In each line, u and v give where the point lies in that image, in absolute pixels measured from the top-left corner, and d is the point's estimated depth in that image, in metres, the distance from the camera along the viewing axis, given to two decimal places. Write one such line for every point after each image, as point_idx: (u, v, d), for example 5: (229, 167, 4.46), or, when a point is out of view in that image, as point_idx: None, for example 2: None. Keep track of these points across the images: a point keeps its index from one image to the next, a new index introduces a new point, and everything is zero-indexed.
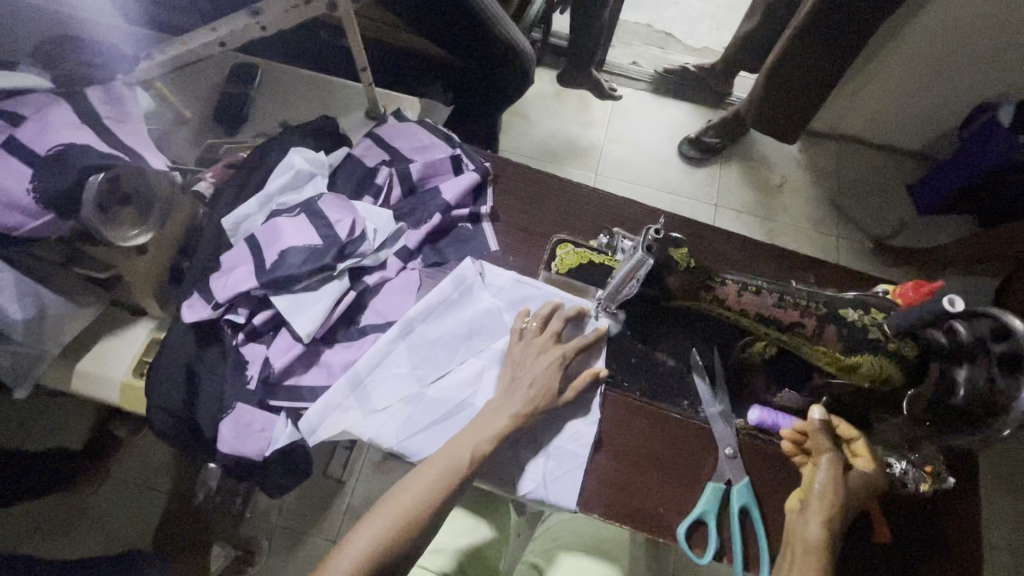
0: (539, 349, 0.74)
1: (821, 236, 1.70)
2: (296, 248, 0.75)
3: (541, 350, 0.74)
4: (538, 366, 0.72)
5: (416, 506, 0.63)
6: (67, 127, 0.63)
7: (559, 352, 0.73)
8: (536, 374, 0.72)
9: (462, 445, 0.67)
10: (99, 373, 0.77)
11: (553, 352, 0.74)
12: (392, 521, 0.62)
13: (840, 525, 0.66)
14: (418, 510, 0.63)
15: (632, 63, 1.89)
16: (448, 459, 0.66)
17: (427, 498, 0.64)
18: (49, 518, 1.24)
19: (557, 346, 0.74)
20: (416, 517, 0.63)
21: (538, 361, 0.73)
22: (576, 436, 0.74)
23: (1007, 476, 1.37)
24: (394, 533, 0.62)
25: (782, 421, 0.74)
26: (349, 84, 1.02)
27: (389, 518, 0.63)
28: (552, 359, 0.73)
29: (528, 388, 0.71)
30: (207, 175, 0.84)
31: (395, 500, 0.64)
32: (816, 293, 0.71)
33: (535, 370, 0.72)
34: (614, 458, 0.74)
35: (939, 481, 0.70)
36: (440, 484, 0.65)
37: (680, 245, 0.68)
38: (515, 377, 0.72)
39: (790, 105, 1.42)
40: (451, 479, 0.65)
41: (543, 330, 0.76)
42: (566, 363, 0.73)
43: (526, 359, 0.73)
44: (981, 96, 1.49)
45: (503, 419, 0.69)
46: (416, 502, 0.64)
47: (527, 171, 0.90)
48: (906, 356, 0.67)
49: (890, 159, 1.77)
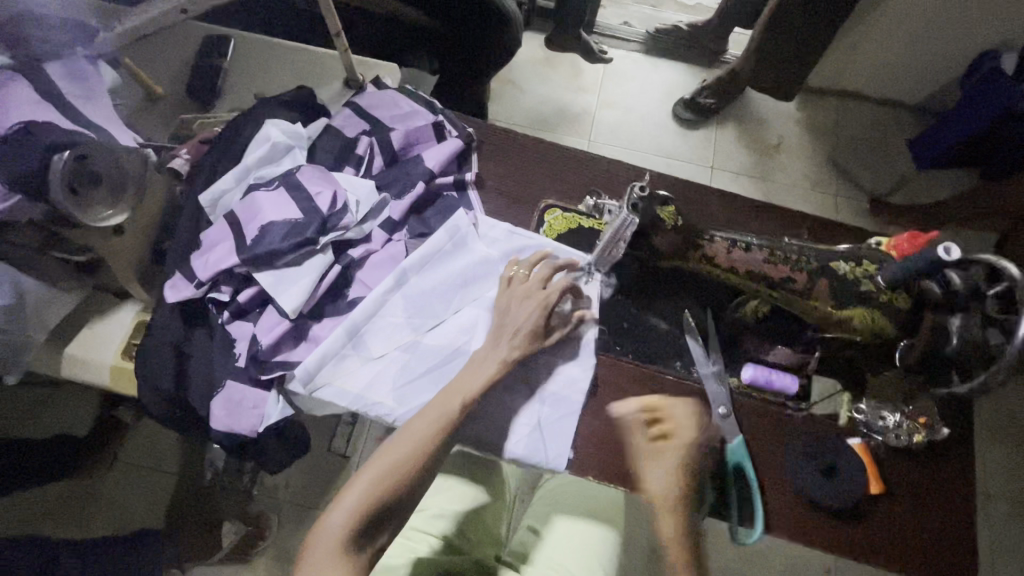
0: (524, 294, 0.72)
1: (819, 195, 1.67)
2: (277, 223, 0.73)
3: (524, 297, 0.72)
4: (521, 313, 0.70)
5: (403, 458, 0.62)
6: (27, 104, 0.61)
7: (543, 295, 0.71)
8: (520, 324, 0.70)
9: (446, 398, 0.66)
10: (88, 357, 0.76)
11: (538, 298, 0.71)
12: (382, 474, 0.61)
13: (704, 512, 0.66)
14: (405, 462, 0.62)
15: (624, 23, 1.82)
16: (435, 411, 0.65)
17: (417, 451, 0.63)
18: (60, 504, 1.27)
19: (542, 289, 0.72)
20: (406, 470, 0.62)
21: (522, 306, 0.71)
22: (566, 379, 0.74)
23: (1006, 426, 1.39)
24: (384, 488, 0.60)
25: (775, 378, 0.74)
26: (324, 52, 0.98)
27: (380, 472, 0.61)
28: (536, 304, 0.71)
29: (512, 333, 0.69)
30: (182, 152, 0.80)
31: (387, 453, 0.63)
32: (805, 247, 0.69)
33: (520, 319, 0.70)
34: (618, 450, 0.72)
35: (931, 431, 0.72)
36: (430, 435, 0.64)
37: (666, 203, 0.65)
38: (501, 324, 0.71)
39: (786, 58, 1.37)
40: (440, 430, 0.64)
41: (530, 276, 0.73)
42: (549, 307, 0.71)
43: (511, 304, 0.71)
44: (985, 43, 1.45)
45: (489, 368, 0.68)
46: (404, 453, 0.62)
47: (512, 137, 0.87)
48: (899, 308, 0.66)
49: (891, 114, 1.73)
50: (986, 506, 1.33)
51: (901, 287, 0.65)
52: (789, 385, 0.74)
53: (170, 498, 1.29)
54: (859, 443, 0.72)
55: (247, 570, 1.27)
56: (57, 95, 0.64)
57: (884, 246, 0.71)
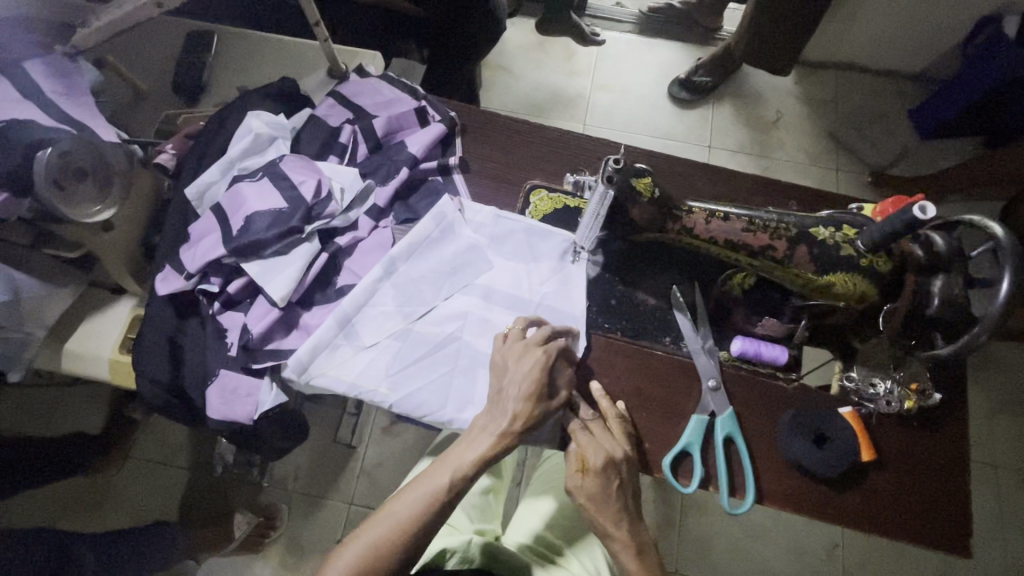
0: (520, 353, 0.69)
1: (820, 170, 1.65)
2: (262, 213, 0.74)
3: (521, 353, 0.69)
4: (519, 373, 0.67)
5: (383, 540, 0.63)
6: (6, 102, 0.63)
7: (542, 355, 0.68)
8: (521, 388, 0.66)
9: (434, 474, 0.66)
10: (85, 352, 0.78)
11: (536, 353, 0.68)
12: (360, 556, 0.62)
13: (629, 521, 0.70)
14: (385, 546, 0.63)
15: (616, 3, 1.80)
16: (418, 490, 0.65)
17: (424, 504, 0.64)
18: (77, 500, 1.30)
19: (541, 347, 0.69)
20: (389, 548, 0.63)
21: (519, 368, 0.68)
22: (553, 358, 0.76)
23: (1015, 398, 1.37)
24: (390, 538, 0.63)
25: (764, 349, 0.74)
26: (307, 43, 0.97)
27: (388, 523, 0.64)
28: (535, 360, 0.67)
29: (514, 400, 0.66)
30: (166, 147, 0.81)
31: (398, 503, 0.65)
32: (785, 214, 0.69)
33: (520, 380, 0.67)
34: (621, 499, 0.70)
35: (924, 398, 0.71)
36: (411, 516, 0.64)
37: (642, 175, 0.65)
38: (500, 388, 0.68)
39: (784, 35, 1.35)
40: (428, 506, 0.64)
41: (526, 337, 0.71)
42: (551, 362, 0.68)
43: (508, 364, 0.69)
44: (984, 9, 1.42)
45: (486, 442, 0.65)
46: (385, 533, 0.63)
47: (496, 119, 0.87)
48: (880, 270, 0.65)
49: (892, 84, 1.70)
50: (996, 477, 1.32)
51: (883, 249, 0.64)
52: (778, 355, 0.74)
53: (183, 492, 1.33)
54: (848, 409, 0.72)
55: (259, 560, 1.29)
56: (37, 94, 0.66)
57: (868, 212, 0.70)
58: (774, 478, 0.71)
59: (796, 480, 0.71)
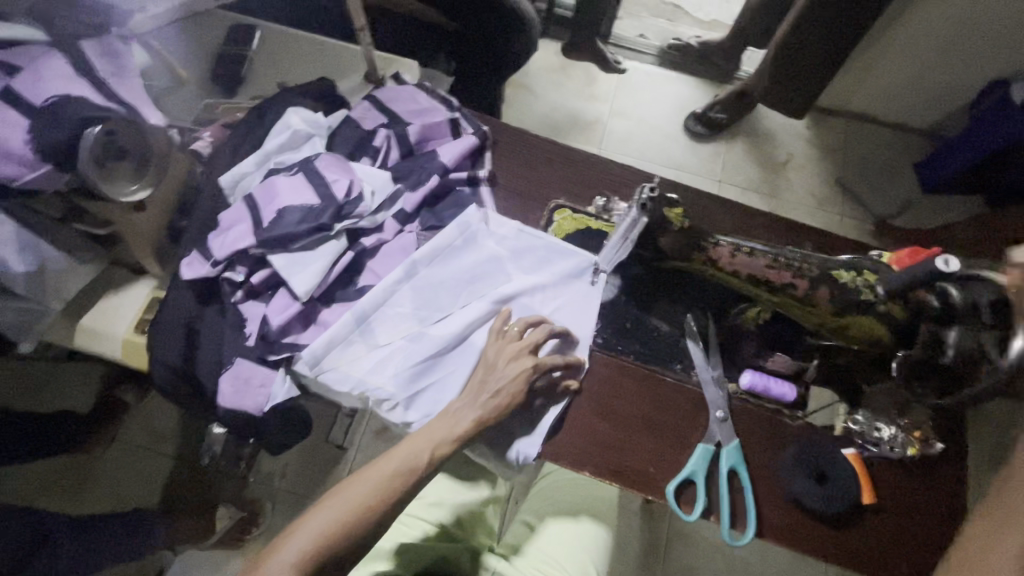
0: (511, 355, 0.71)
1: (825, 214, 1.68)
2: (293, 207, 0.75)
3: (512, 357, 0.71)
4: (506, 374, 0.70)
5: (370, 496, 0.63)
6: (61, 77, 0.64)
7: (530, 363, 0.71)
8: (505, 378, 0.70)
9: (418, 440, 0.67)
10: (101, 329, 0.79)
11: (525, 361, 0.71)
12: (342, 512, 0.62)
13: None
14: (368, 500, 0.63)
15: (640, 35, 1.85)
16: (404, 452, 0.66)
17: (407, 469, 0.66)
18: (60, 478, 1.28)
19: (532, 355, 0.72)
20: (366, 511, 0.62)
21: (506, 365, 0.71)
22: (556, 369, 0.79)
23: None
24: (380, 494, 0.64)
25: (772, 385, 0.76)
26: (347, 47, 1.00)
27: (376, 480, 0.65)
28: (522, 368, 0.70)
29: (492, 395, 0.69)
30: (204, 134, 0.84)
31: (385, 459, 0.66)
32: (807, 255, 0.71)
33: (504, 377, 0.70)
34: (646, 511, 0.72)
35: (926, 445, 0.74)
36: (399, 477, 0.65)
37: (675, 206, 0.69)
38: (482, 381, 0.70)
39: (802, 79, 1.39)
40: (411, 474, 0.66)
41: (523, 338, 0.73)
42: (537, 373, 0.71)
43: (497, 363, 0.71)
44: (995, 72, 1.47)
45: (464, 424, 0.68)
46: (371, 493, 0.63)
47: (526, 137, 0.89)
48: (895, 318, 0.67)
49: (901, 137, 1.74)
50: None
51: (900, 297, 0.67)
52: (786, 393, 0.76)
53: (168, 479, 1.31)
54: (852, 451, 0.73)
55: None
56: (89, 71, 0.67)
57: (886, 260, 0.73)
58: (774, 510, 0.72)
59: (797, 516, 0.72)
